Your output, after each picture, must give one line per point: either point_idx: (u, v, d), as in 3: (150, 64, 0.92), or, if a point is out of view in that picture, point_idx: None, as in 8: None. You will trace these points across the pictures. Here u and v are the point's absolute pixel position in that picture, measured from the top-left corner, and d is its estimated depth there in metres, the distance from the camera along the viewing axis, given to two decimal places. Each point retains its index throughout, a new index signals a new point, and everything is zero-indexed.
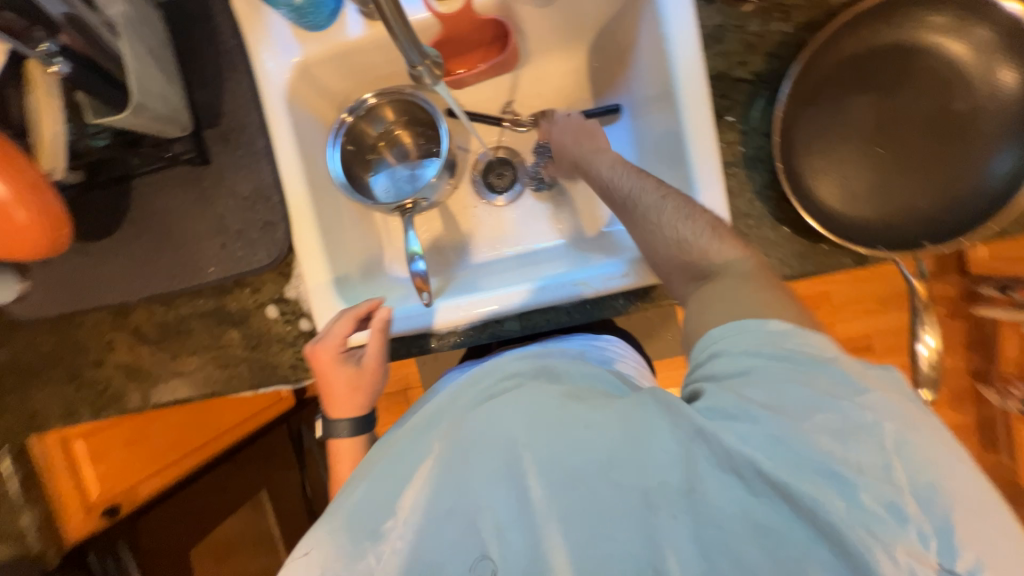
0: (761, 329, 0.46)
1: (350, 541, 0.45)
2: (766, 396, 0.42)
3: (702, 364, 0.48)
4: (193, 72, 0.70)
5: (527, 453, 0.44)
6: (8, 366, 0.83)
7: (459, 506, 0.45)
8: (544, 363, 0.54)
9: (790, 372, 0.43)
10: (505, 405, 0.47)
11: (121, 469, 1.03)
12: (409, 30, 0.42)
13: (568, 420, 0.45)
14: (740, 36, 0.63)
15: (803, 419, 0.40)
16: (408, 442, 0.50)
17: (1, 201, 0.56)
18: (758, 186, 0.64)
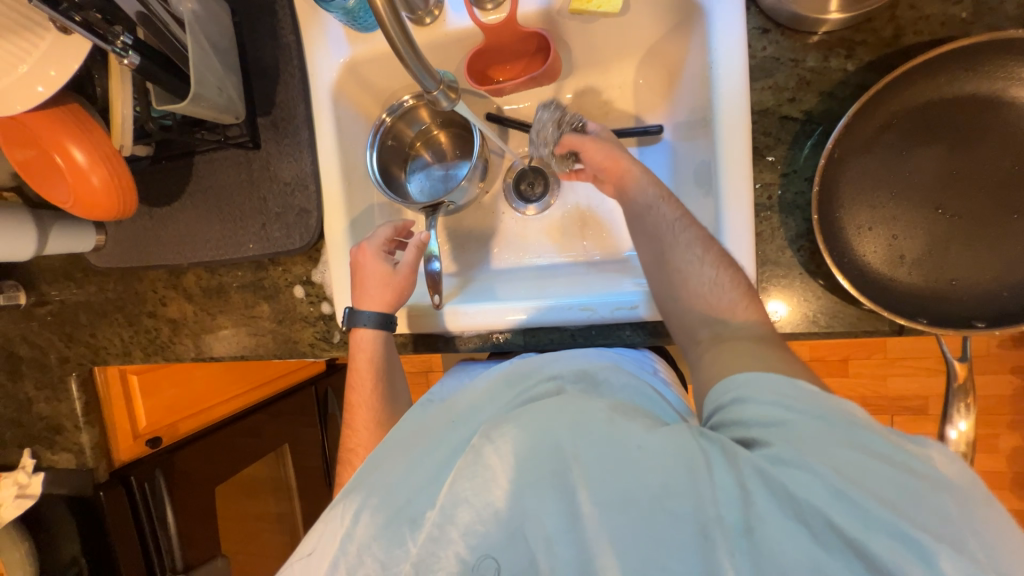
0: (796, 389, 0.44)
1: (393, 525, 0.47)
2: (815, 445, 0.39)
3: (725, 409, 0.46)
4: (254, 63, 0.76)
5: (576, 465, 0.43)
6: (82, 305, 0.95)
7: (510, 513, 0.44)
8: (587, 369, 0.56)
9: (838, 427, 0.41)
10: (547, 411, 0.46)
11: (168, 406, 1.18)
12: (417, 55, 0.44)
13: (618, 438, 0.43)
14: (794, 71, 0.60)
15: (868, 479, 0.37)
16: (444, 434, 0.51)
17: (81, 168, 0.64)
18: (792, 234, 0.61)
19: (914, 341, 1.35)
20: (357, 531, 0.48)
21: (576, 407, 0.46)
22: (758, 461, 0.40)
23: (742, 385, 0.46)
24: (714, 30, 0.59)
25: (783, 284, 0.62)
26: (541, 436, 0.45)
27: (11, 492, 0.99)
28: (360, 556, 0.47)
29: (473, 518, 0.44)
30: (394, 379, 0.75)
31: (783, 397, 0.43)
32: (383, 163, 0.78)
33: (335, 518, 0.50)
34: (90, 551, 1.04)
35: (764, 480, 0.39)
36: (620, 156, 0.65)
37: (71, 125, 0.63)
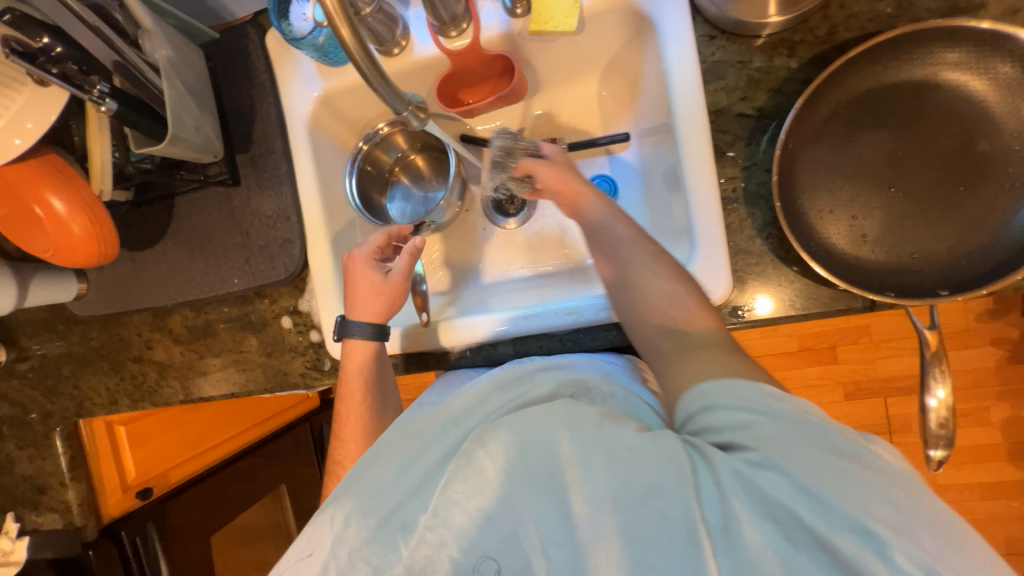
0: (760, 393, 0.44)
1: (386, 533, 0.48)
2: (788, 447, 0.40)
3: (693, 416, 0.46)
4: (230, 102, 0.78)
5: (569, 468, 0.44)
6: (65, 356, 0.93)
7: (501, 517, 0.45)
8: (580, 377, 0.55)
9: (806, 433, 0.41)
10: (538, 415, 0.46)
11: (155, 454, 1.15)
12: (385, 80, 0.46)
13: (610, 441, 0.44)
14: (742, 72, 0.64)
15: (836, 481, 0.38)
16: (435, 439, 0.51)
17: (62, 218, 0.65)
18: (759, 223, 0.64)
19: (896, 322, 1.39)
20: (348, 534, 0.48)
21: (569, 410, 0.46)
22: (738, 463, 0.40)
23: (710, 393, 0.45)
24: (665, 39, 0.64)
25: (756, 272, 0.64)
26: (533, 442, 0.45)
27: None
28: (353, 561, 0.48)
29: (465, 520, 0.45)
30: (386, 393, 0.73)
31: (750, 402, 0.44)
32: (363, 190, 0.80)
33: (321, 531, 0.50)
34: None
35: (741, 484, 0.40)
36: (573, 179, 0.68)
37: (53, 177, 0.64)
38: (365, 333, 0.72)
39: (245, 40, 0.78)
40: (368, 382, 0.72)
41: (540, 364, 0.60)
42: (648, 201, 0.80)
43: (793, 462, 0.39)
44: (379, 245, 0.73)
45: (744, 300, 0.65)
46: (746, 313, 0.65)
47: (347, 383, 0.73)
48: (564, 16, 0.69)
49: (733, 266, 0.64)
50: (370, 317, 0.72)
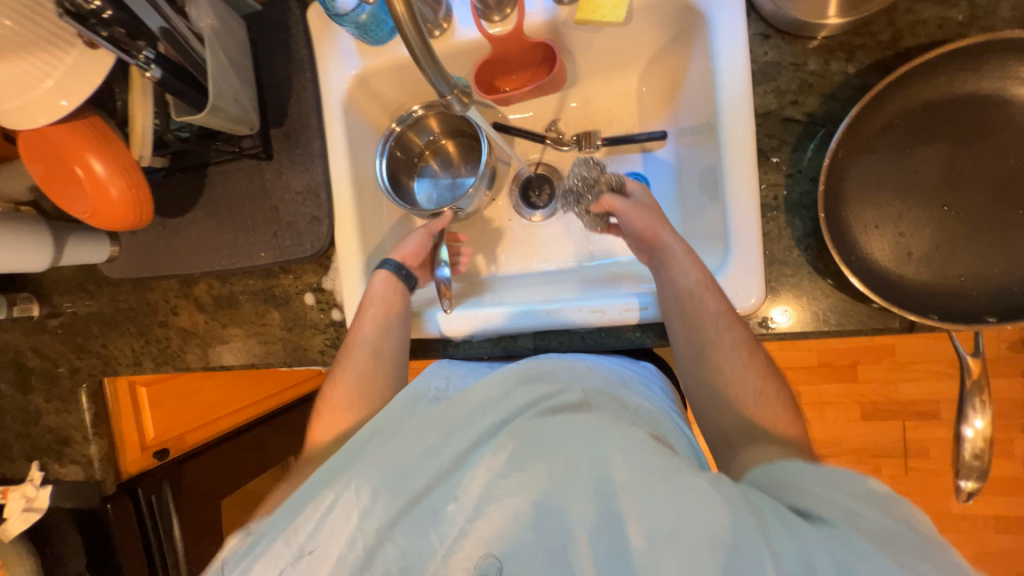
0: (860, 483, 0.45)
1: (417, 517, 0.51)
2: (885, 541, 0.40)
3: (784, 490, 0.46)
4: (268, 76, 0.78)
5: (626, 495, 0.46)
6: (94, 316, 0.96)
7: (546, 526, 0.48)
8: (612, 389, 0.60)
9: (905, 536, 0.41)
10: (599, 436, 0.50)
11: (173, 417, 1.18)
12: (433, 59, 0.45)
13: (673, 476, 0.45)
14: (796, 75, 0.61)
15: None
16: (469, 420, 0.55)
17: (100, 179, 0.66)
18: (799, 234, 0.62)
19: (923, 344, 1.35)
20: (376, 510, 0.50)
21: (627, 438, 0.49)
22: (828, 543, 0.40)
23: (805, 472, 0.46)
24: (716, 36, 0.61)
25: (792, 283, 0.62)
26: (592, 462, 0.48)
27: (18, 505, 0.99)
28: (381, 541, 0.50)
29: (506, 518, 0.48)
30: (397, 357, 0.73)
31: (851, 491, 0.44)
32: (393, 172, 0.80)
33: (343, 511, 0.50)
34: (95, 566, 1.03)
35: (836, 565, 0.38)
36: (661, 225, 0.67)
37: (95, 140, 0.65)
38: (393, 272, 0.75)
39: (286, 13, 0.77)
40: (381, 341, 0.72)
41: (561, 358, 0.64)
42: (680, 203, 0.78)
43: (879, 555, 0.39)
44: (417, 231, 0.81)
45: (776, 311, 0.63)
46: (777, 325, 0.63)
47: (358, 339, 0.72)
48: (614, 6, 0.67)
49: (767, 276, 0.63)
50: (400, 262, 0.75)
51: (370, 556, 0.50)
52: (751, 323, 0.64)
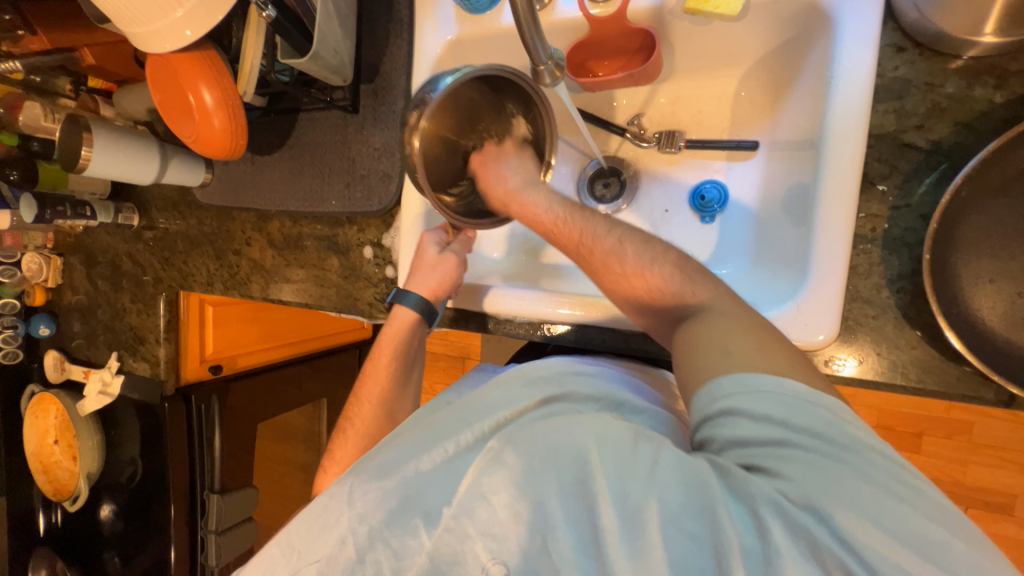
0: (774, 386, 0.44)
1: (402, 514, 0.51)
2: (814, 472, 0.39)
3: (715, 418, 0.45)
4: (367, 32, 0.80)
5: (598, 476, 0.44)
6: (181, 233, 1.06)
7: (527, 511, 0.45)
8: (612, 391, 0.58)
9: (830, 462, 0.40)
10: (571, 421, 0.48)
11: (232, 339, 1.29)
12: (538, 30, 0.46)
13: (638, 462, 0.43)
14: (927, 96, 0.54)
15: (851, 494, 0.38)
16: (465, 421, 0.57)
17: (207, 109, 0.72)
18: (892, 273, 0.55)
19: (1006, 429, 1.20)
20: (364, 513, 0.51)
21: (599, 423, 0.47)
22: (776, 494, 0.39)
23: (729, 395, 0.45)
24: (839, 42, 0.56)
25: (872, 327, 0.56)
26: (566, 443, 0.47)
27: (96, 386, 1.16)
28: (371, 541, 0.50)
29: (489, 516, 0.46)
30: (411, 366, 0.79)
31: (775, 413, 0.43)
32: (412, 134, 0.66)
33: (334, 511, 0.53)
34: (145, 454, 1.15)
35: (779, 510, 0.38)
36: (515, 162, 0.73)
37: (208, 71, 0.70)
38: (416, 309, 0.75)
39: None
40: (390, 369, 0.78)
41: (581, 375, 0.61)
42: (758, 221, 0.73)
43: (819, 485, 0.39)
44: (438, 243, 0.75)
45: (851, 353, 0.57)
46: (846, 368, 0.57)
47: (371, 377, 0.79)
48: None
49: (844, 313, 0.57)
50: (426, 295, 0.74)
51: (361, 557, 0.50)
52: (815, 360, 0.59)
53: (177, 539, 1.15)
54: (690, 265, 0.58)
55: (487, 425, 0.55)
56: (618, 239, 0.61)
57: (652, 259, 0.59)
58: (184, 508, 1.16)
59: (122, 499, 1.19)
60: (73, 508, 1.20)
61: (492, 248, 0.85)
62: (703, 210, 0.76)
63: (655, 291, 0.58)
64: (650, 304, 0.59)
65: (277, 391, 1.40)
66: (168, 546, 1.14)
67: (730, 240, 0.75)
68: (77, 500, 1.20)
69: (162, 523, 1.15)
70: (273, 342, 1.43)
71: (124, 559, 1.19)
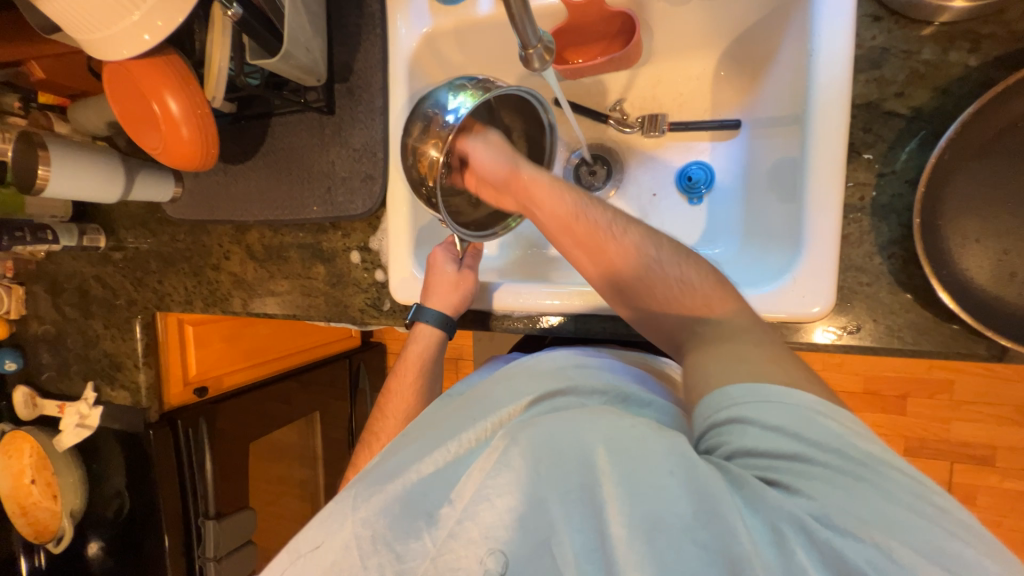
0: (784, 398, 0.41)
1: (407, 521, 0.49)
2: (837, 485, 0.37)
3: (720, 427, 0.43)
4: (338, 30, 0.78)
5: (606, 480, 0.42)
6: (153, 252, 1.01)
7: (532, 519, 0.43)
8: (618, 383, 0.56)
9: (850, 479, 0.37)
10: (584, 416, 0.45)
11: (215, 358, 1.25)
12: (526, 8, 0.45)
13: (649, 463, 0.41)
14: (906, 63, 0.55)
15: (873, 509, 0.36)
16: (470, 420, 0.55)
17: (173, 118, 0.68)
18: (883, 240, 0.57)
19: (985, 385, 1.25)
20: (368, 516, 0.50)
21: (607, 425, 0.44)
22: (798, 510, 0.37)
23: (737, 405, 0.42)
24: (817, 14, 0.56)
25: (867, 294, 0.57)
26: (575, 441, 0.44)
27: (73, 419, 1.11)
28: (375, 544, 0.48)
29: (494, 520, 0.43)
30: (435, 386, 0.77)
31: (787, 425, 0.40)
32: (423, 145, 0.68)
33: (338, 516, 0.51)
34: (132, 486, 1.10)
35: (800, 528, 0.36)
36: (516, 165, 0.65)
37: (171, 77, 0.66)
38: (435, 324, 0.74)
39: None
40: (416, 385, 0.76)
41: (585, 367, 0.60)
42: (745, 199, 0.73)
43: (837, 502, 0.36)
44: (450, 260, 0.74)
45: (847, 321, 0.58)
46: (844, 336, 0.58)
47: (396, 394, 0.77)
48: None
49: (840, 283, 0.58)
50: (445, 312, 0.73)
51: (366, 562, 0.48)
52: (819, 331, 0.59)
53: (173, 570, 1.10)
54: (720, 271, 0.56)
55: (493, 422, 0.54)
56: (637, 240, 0.59)
57: (680, 259, 0.57)
58: (178, 537, 1.12)
59: (110, 534, 1.13)
60: (58, 548, 1.14)
61: (493, 246, 0.84)
62: (690, 191, 0.76)
63: (679, 292, 0.55)
64: (671, 306, 0.55)
65: (267, 411, 1.36)
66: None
67: (719, 220, 0.76)
68: (62, 540, 1.14)
69: (156, 555, 1.10)
70: (258, 359, 1.38)
71: None
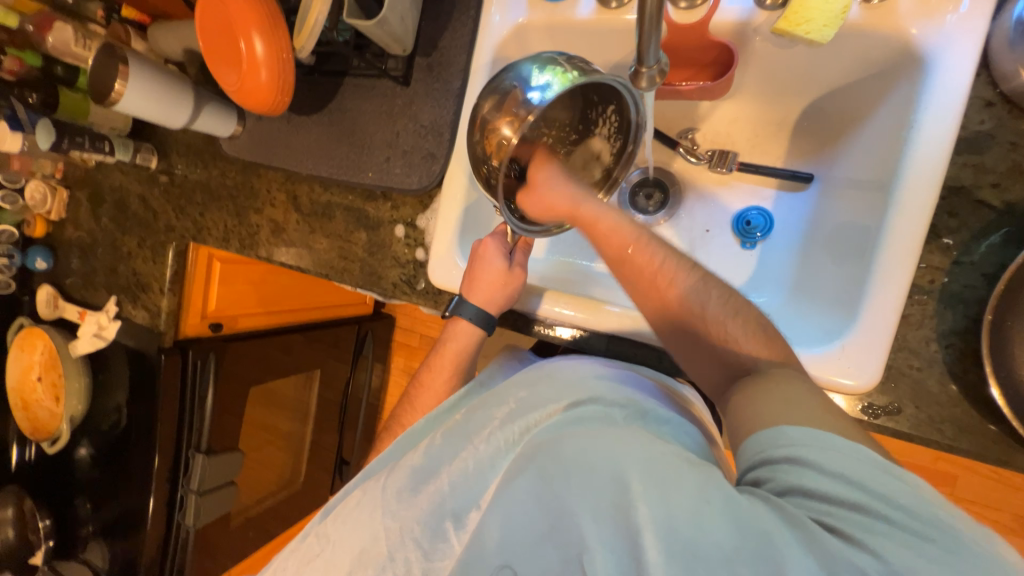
0: (852, 449, 0.38)
1: (433, 523, 0.54)
2: (902, 541, 0.33)
3: (777, 466, 0.39)
4: (432, 4, 0.77)
5: (640, 501, 0.39)
6: (201, 184, 1.02)
7: (557, 533, 0.43)
8: (635, 398, 0.53)
9: (917, 539, 0.33)
10: (616, 437, 0.44)
11: (233, 297, 1.26)
12: (656, 26, 0.44)
13: (682, 488, 0.38)
14: (1009, 155, 0.54)
15: (945, 573, 0.32)
16: (497, 426, 0.56)
17: (257, 60, 0.68)
18: (945, 328, 0.55)
19: (990, 488, 1.22)
20: (397, 510, 0.56)
21: (638, 446, 0.42)
22: (860, 561, 0.33)
23: (799, 445, 0.39)
24: (929, 90, 0.55)
25: (915, 379, 0.56)
26: (603, 457, 0.43)
27: (91, 328, 1.13)
28: (402, 540, 0.55)
29: (515, 531, 0.47)
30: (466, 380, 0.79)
31: (850, 473, 0.37)
32: (496, 119, 0.64)
33: (368, 506, 0.58)
34: (133, 404, 1.12)
35: None
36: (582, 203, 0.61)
37: (262, 19, 0.67)
38: (474, 319, 0.74)
39: None
40: (450, 381, 0.77)
41: (605, 379, 0.57)
42: (801, 255, 0.72)
43: (905, 556, 0.32)
44: (499, 256, 0.71)
45: (888, 402, 0.57)
46: (880, 416, 0.57)
47: (428, 388, 0.78)
48: (823, 24, 0.58)
49: (889, 362, 0.56)
50: (483, 309, 0.73)
51: (392, 555, 0.54)
52: (856, 405, 0.58)
53: (156, 494, 1.12)
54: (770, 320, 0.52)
55: (519, 429, 0.54)
56: (699, 280, 0.54)
57: (735, 311, 0.52)
58: (167, 464, 1.13)
59: (101, 445, 1.15)
60: (52, 449, 1.16)
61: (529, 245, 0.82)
62: (745, 235, 0.75)
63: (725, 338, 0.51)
64: (711, 347, 0.53)
65: (271, 358, 1.35)
66: (147, 500, 1.12)
67: (767, 270, 0.74)
68: (56, 441, 1.17)
69: (143, 476, 1.12)
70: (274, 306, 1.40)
71: (96, 506, 1.16)
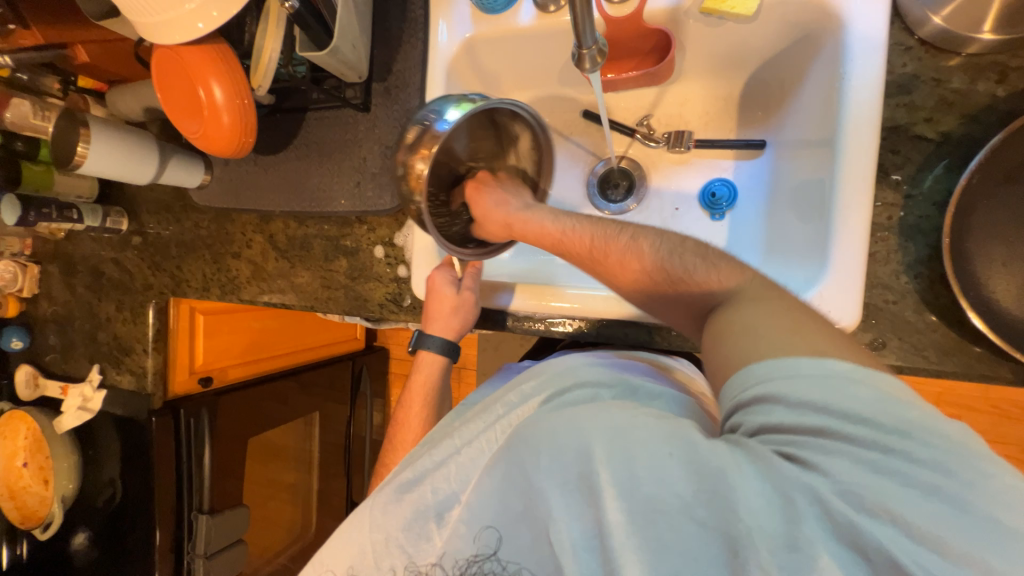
0: (816, 367, 0.39)
1: (420, 526, 0.54)
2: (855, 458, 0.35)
3: (744, 405, 0.41)
4: (381, 31, 0.80)
5: (603, 469, 0.41)
6: (174, 238, 1.01)
7: (531, 513, 0.46)
8: (624, 376, 0.55)
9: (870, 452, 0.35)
10: (587, 408, 0.45)
11: (219, 348, 1.24)
12: (589, 14, 0.48)
13: (644, 449, 0.40)
14: (935, 91, 0.58)
15: (896, 481, 0.34)
16: (484, 425, 0.57)
17: (216, 105, 0.70)
18: (910, 259, 0.58)
19: (994, 423, 1.24)
20: (383, 520, 0.56)
21: (605, 415, 0.44)
22: (813, 484, 0.35)
23: (765, 381, 0.40)
24: (850, 46, 0.59)
25: (892, 312, 0.58)
26: (572, 432, 0.44)
27: (76, 401, 1.09)
28: (389, 547, 0.54)
29: (495, 518, 0.48)
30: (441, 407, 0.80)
31: (812, 398, 0.37)
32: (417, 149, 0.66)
33: (355, 525, 0.57)
34: (127, 474, 1.08)
35: (814, 505, 0.35)
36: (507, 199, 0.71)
37: (218, 65, 0.68)
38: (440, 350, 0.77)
39: None
40: (423, 414, 0.78)
41: (596, 364, 0.58)
42: (767, 217, 0.74)
43: (856, 472, 0.34)
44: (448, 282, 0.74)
45: (870, 338, 0.58)
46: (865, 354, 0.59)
47: (406, 424, 0.78)
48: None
49: (865, 299, 0.58)
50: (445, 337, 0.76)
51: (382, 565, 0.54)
52: None
53: (160, 565, 1.07)
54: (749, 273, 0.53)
55: (503, 425, 0.56)
56: (632, 236, 0.58)
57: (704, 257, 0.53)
58: (169, 531, 1.08)
59: (99, 524, 1.10)
60: (44, 535, 1.11)
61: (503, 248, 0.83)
62: (713, 207, 0.77)
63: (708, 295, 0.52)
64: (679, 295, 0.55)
65: (264, 408, 1.32)
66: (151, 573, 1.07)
67: (739, 237, 0.76)
68: (49, 527, 1.11)
69: (145, 548, 1.07)
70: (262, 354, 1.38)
71: None
